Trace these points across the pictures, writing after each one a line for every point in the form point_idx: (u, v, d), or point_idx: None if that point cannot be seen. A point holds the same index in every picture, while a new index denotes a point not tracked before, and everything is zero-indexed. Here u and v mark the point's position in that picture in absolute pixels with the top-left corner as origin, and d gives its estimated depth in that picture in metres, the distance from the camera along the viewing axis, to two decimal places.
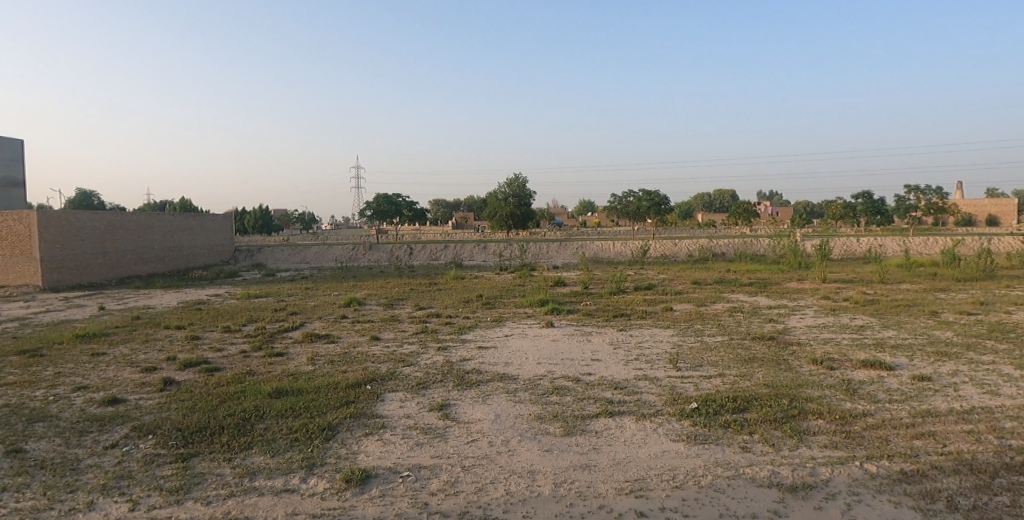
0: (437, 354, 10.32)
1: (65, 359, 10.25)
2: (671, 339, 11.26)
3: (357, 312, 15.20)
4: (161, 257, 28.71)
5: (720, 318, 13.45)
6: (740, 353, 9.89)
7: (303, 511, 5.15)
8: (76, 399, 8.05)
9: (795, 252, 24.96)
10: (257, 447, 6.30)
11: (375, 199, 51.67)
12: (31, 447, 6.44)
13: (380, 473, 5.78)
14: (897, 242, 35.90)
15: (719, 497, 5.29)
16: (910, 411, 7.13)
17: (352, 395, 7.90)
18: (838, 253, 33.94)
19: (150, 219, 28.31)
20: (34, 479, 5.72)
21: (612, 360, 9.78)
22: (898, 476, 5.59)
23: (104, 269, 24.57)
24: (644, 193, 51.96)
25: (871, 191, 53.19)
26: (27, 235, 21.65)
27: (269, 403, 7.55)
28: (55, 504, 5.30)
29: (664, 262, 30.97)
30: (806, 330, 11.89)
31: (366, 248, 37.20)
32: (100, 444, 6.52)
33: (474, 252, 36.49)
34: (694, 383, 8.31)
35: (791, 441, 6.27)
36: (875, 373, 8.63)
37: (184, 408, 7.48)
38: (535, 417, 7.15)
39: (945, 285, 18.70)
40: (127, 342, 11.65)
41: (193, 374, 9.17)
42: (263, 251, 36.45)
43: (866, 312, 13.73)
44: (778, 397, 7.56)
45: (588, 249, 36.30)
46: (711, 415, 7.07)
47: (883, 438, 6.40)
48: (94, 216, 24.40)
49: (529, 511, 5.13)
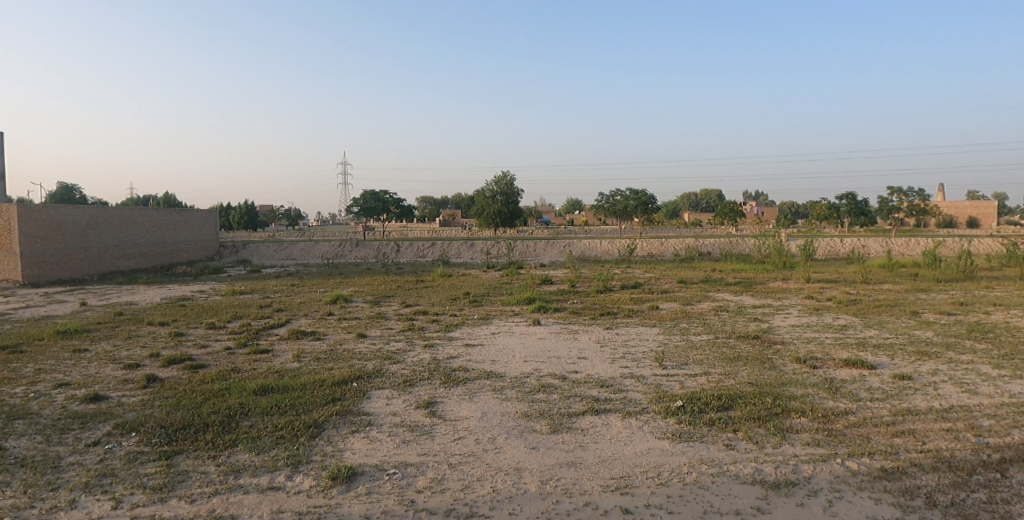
0: (424, 351, 10.33)
1: (47, 355, 10.14)
2: (657, 337, 11.34)
3: (345, 309, 15.21)
4: (144, 253, 28.36)
5: (706, 316, 13.59)
6: (725, 352, 9.99)
7: (289, 509, 5.13)
8: (57, 396, 7.96)
9: (780, 252, 25.27)
10: (242, 444, 6.28)
11: (362, 195, 51.26)
12: (11, 445, 6.36)
13: (366, 470, 5.78)
14: (880, 243, 36.41)
15: (704, 493, 5.35)
16: (891, 409, 7.24)
17: (338, 393, 7.87)
18: (822, 254, 34.35)
19: (133, 214, 27.95)
20: (14, 477, 5.65)
21: (598, 358, 9.83)
22: (879, 473, 5.68)
23: (86, 264, 24.25)
24: (632, 192, 52.23)
25: (855, 193, 53.84)
26: (6, 229, 21.33)
27: (255, 400, 7.52)
28: (36, 502, 5.23)
29: (652, 262, 31.08)
30: (790, 329, 12.05)
31: (353, 245, 37.06)
32: (82, 441, 6.45)
33: (462, 250, 36.45)
34: (680, 381, 8.40)
35: (775, 439, 6.35)
36: (856, 372, 8.77)
37: (168, 405, 7.42)
38: (522, 414, 7.18)
39: (926, 286, 18.97)
40: (110, 339, 11.52)
41: (177, 371, 9.12)
42: (248, 247, 36.17)
43: (849, 311, 13.94)
44: (762, 394, 7.66)
45: (576, 246, 36.46)
46: (697, 413, 7.15)
47: (865, 436, 6.49)
48: (76, 210, 24.10)
49: (515, 508, 5.15)
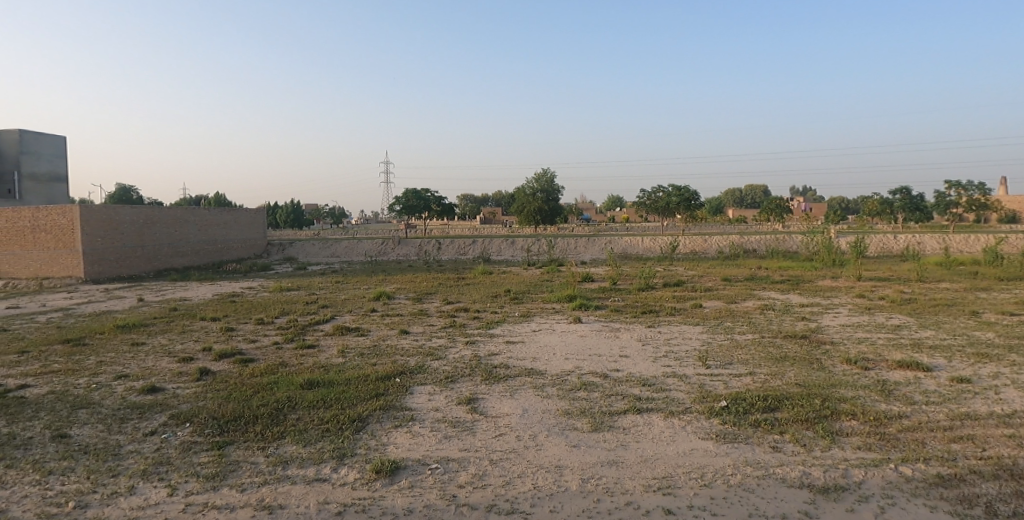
0: (465, 348, 10.42)
1: (107, 348, 10.65)
2: (701, 336, 11.15)
3: (387, 306, 15.45)
4: (196, 250, 29.39)
5: (751, 315, 13.28)
6: (770, 352, 9.75)
7: (334, 500, 5.25)
8: (117, 387, 8.33)
9: (829, 249, 24.49)
10: (290, 436, 6.46)
11: (404, 194, 51.95)
12: (76, 433, 6.69)
13: (409, 465, 5.87)
14: (937, 239, 34.87)
15: (749, 496, 5.25)
16: (948, 413, 6.96)
17: (381, 388, 8.01)
18: (874, 251, 33.19)
19: (186, 213, 28.96)
20: (78, 463, 5.95)
21: (640, 356, 9.72)
22: (934, 479, 5.46)
23: (142, 262, 25.27)
24: (674, 188, 51.40)
25: (910, 187, 51.75)
26: (69, 229, 22.41)
27: (301, 394, 7.71)
28: (98, 487, 5.49)
29: (694, 259, 30.65)
30: (839, 329, 11.68)
31: (395, 243, 37.57)
32: (140, 430, 6.74)
33: (503, 247, 36.51)
34: (724, 381, 8.25)
35: (824, 442, 6.19)
36: (911, 374, 8.45)
37: (220, 398, 7.68)
38: (563, 412, 7.18)
39: (987, 284, 18.07)
40: (165, 333, 12.02)
41: (227, 364, 9.43)
42: (295, 245, 37.16)
43: (903, 311, 13.43)
44: (810, 396, 7.45)
45: (617, 244, 36.12)
46: (741, 414, 7.00)
47: (919, 440, 6.26)
48: (133, 210, 25.08)
49: (556, 505, 5.16)
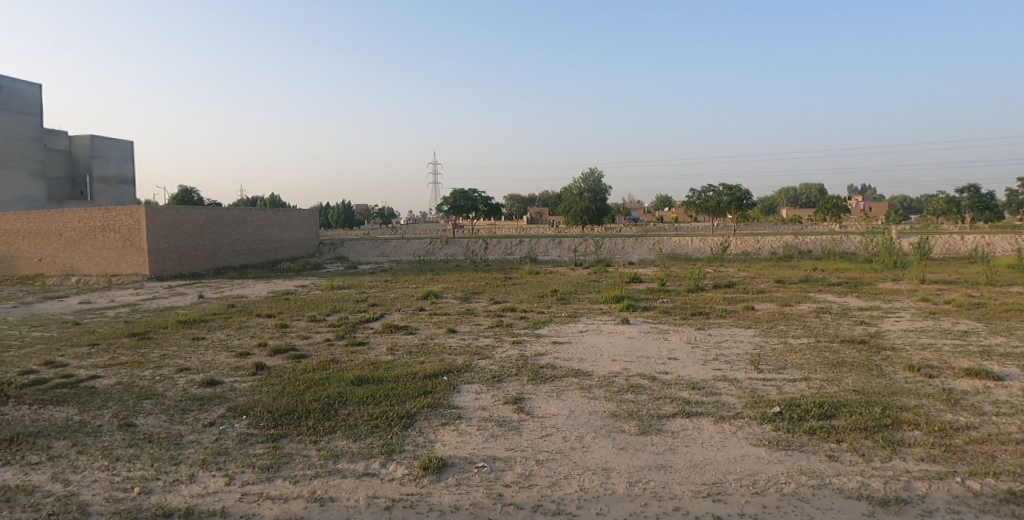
0: (512, 348, 10.44)
1: (170, 342, 11.14)
2: (753, 339, 10.86)
3: (434, 304, 15.64)
4: (252, 249, 30.41)
5: (806, 318, 12.85)
6: (827, 357, 9.42)
7: (383, 495, 5.35)
8: (179, 379, 8.69)
9: (890, 250, 23.50)
10: (340, 431, 6.61)
11: (452, 194, 52.49)
12: (141, 422, 7.02)
13: (455, 463, 5.93)
14: (1009, 240, 33.01)
15: (803, 505, 5.09)
16: (1021, 426, 6.56)
17: (429, 386, 8.11)
18: (939, 252, 31.70)
19: (243, 213, 30.01)
20: (143, 451, 6.24)
21: (689, 359, 9.54)
22: (1005, 495, 5.17)
23: (202, 260, 26.31)
24: (725, 187, 50.27)
25: (978, 185, 49.23)
26: (136, 229, 23.54)
27: (352, 390, 7.88)
28: (160, 475, 5.75)
29: (746, 260, 29.91)
30: (902, 334, 11.18)
31: (442, 242, 37.98)
32: (200, 422, 7.02)
33: (549, 247, 36.44)
34: (777, 386, 8.02)
35: (884, 452, 5.94)
36: (980, 383, 8.01)
37: (275, 392, 7.92)
38: (610, 414, 7.11)
39: None
40: (223, 328, 12.48)
41: (281, 360, 9.73)
42: (345, 244, 38.00)
43: (971, 316, 12.75)
44: (869, 404, 7.16)
45: (665, 244, 35.57)
46: (796, 420, 6.78)
47: (989, 454, 5.93)
48: (194, 211, 26.14)
49: (602, 508, 5.11)
